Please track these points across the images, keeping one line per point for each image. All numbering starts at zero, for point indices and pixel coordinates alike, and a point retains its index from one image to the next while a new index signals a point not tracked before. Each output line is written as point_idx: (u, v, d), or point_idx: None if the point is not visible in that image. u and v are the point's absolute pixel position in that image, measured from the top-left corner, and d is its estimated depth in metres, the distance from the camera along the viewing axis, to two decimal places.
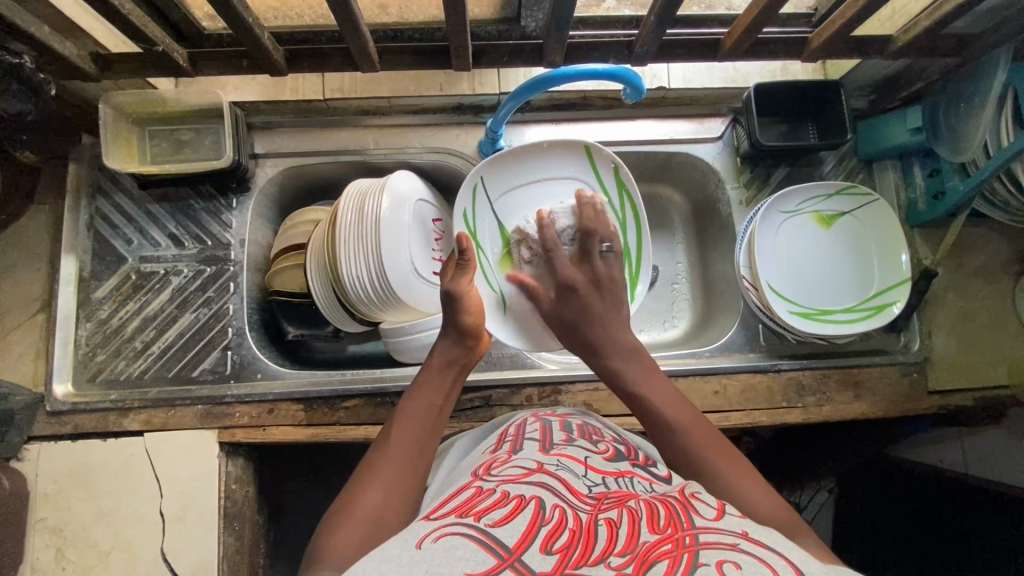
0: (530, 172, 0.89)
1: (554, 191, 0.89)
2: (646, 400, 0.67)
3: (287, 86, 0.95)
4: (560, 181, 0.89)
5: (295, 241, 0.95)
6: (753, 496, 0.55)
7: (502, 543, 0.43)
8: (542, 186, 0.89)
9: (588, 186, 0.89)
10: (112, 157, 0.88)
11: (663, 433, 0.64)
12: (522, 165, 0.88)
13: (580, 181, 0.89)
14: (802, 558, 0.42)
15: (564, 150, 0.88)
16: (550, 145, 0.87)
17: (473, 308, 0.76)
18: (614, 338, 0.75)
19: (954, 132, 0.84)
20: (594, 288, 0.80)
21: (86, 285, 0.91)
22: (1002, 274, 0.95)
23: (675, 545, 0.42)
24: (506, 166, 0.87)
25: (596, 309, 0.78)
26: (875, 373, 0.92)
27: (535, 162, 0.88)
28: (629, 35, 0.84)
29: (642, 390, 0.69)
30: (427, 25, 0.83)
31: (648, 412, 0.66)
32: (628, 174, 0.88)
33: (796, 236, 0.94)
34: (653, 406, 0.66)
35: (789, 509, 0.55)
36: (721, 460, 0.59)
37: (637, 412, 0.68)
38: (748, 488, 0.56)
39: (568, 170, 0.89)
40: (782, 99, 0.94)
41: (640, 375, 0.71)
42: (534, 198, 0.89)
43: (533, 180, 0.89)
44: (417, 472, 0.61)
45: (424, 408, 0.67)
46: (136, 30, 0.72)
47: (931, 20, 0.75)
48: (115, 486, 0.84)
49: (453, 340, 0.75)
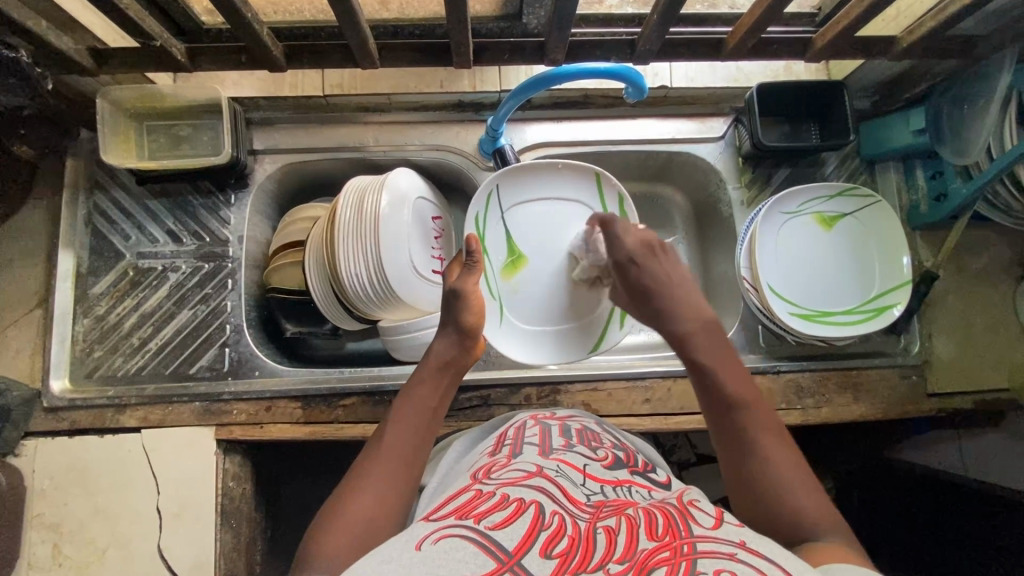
0: (540, 188, 0.89)
1: (565, 213, 0.90)
2: (734, 408, 0.62)
3: (286, 83, 0.97)
4: (572, 204, 0.90)
5: (293, 239, 0.94)
6: (808, 502, 0.54)
7: (502, 546, 0.43)
8: (554, 204, 0.89)
9: (591, 211, 0.90)
10: (110, 153, 0.88)
11: (726, 411, 0.62)
12: (534, 182, 0.88)
13: (586, 207, 0.90)
14: (800, 569, 0.42)
15: (574, 172, 0.88)
16: (564, 167, 0.87)
17: (475, 306, 0.75)
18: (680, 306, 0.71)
19: (958, 135, 0.83)
20: (648, 256, 0.74)
21: (83, 281, 0.91)
22: (1002, 278, 0.95)
23: (673, 554, 0.42)
24: (521, 178, 0.87)
25: (650, 279, 0.73)
26: (874, 376, 0.92)
27: (546, 180, 0.89)
28: (632, 34, 0.83)
29: (714, 365, 0.65)
30: (427, 21, 0.82)
31: (714, 392, 0.64)
32: (632, 207, 0.88)
33: (796, 237, 0.93)
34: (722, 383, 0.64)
35: (836, 513, 0.54)
36: (783, 461, 0.57)
37: (701, 387, 0.65)
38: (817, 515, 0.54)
39: (578, 194, 0.89)
40: (784, 97, 0.93)
41: (714, 351, 0.67)
42: (542, 213, 0.89)
43: (545, 197, 0.89)
44: (411, 475, 0.61)
45: (418, 408, 0.66)
46: (134, 25, 0.72)
47: (936, 21, 0.74)
48: (112, 483, 0.83)
49: (453, 341, 0.73)
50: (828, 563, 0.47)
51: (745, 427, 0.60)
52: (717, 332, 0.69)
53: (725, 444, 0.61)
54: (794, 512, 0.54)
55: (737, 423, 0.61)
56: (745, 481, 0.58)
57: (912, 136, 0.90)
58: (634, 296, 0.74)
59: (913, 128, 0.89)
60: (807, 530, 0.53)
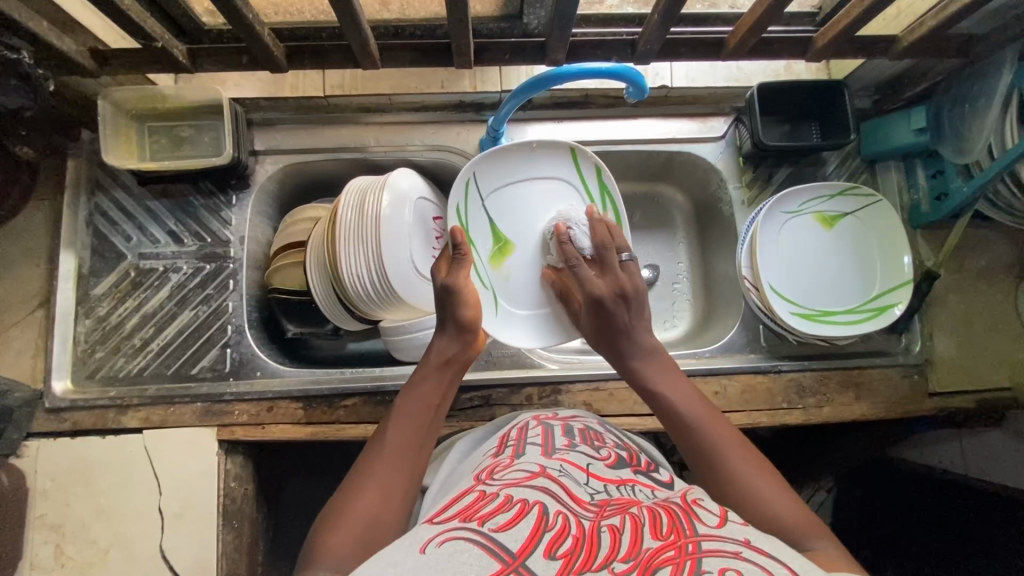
0: (518, 171, 0.89)
1: (543, 192, 0.89)
2: (693, 426, 0.63)
3: (288, 84, 0.97)
4: (548, 181, 0.90)
5: (295, 240, 0.94)
6: (781, 503, 0.56)
7: (506, 548, 0.43)
8: (532, 185, 0.89)
9: (570, 186, 0.90)
10: (112, 154, 0.88)
11: (686, 431, 0.64)
12: (512, 167, 0.88)
13: (564, 182, 0.90)
14: (805, 568, 0.43)
15: (550, 151, 0.89)
16: (539, 146, 0.88)
17: (470, 301, 0.75)
18: (643, 350, 0.72)
19: (959, 134, 0.83)
20: (622, 300, 0.73)
21: (85, 282, 0.91)
22: (1003, 277, 0.95)
23: (678, 553, 0.42)
24: (497, 163, 0.87)
25: (621, 323, 0.73)
26: (875, 375, 0.92)
27: (522, 162, 0.88)
28: (632, 34, 0.83)
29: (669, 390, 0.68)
30: (427, 21, 0.82)
31: (673, 415, 0.65)
32: (611, 179, 0.89)
33: (796, 236, 0.93)
34: (675, 404, 0.66)
35: (811, 511, 0.55)
36: (748, 468, 0.59)
37: (662, 415, 0.67)
38: (790, 518, 0.54)
39: (555, 171, 0.90)
40: (784, 98, 0.93)
41: (672, 382, 0.69)
42: (523, 195, 0.89)
43: (523, 178, 0.89)
44: (415, 474, 0.61)
45: (420, 406, 0.67)
46: (135, 27, 0.72)
47: (936, 21, 0.74)
48: (115, 484, 0.83)
49: (452, 336, 0.73)
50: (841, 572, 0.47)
51: (706, 441, 0.62)
52: (674, 366, 0.72)
53: (692, 460, 0.62)
54: (770, 514, 0.55)
55: (697, 439, 0.62)
56: (717, 489, 0.59)
57: (914, 135, 0.90)
58: (604, 337, 0.75)
59: (914, 126, 0.89)
60: (793, 534, 0.53)
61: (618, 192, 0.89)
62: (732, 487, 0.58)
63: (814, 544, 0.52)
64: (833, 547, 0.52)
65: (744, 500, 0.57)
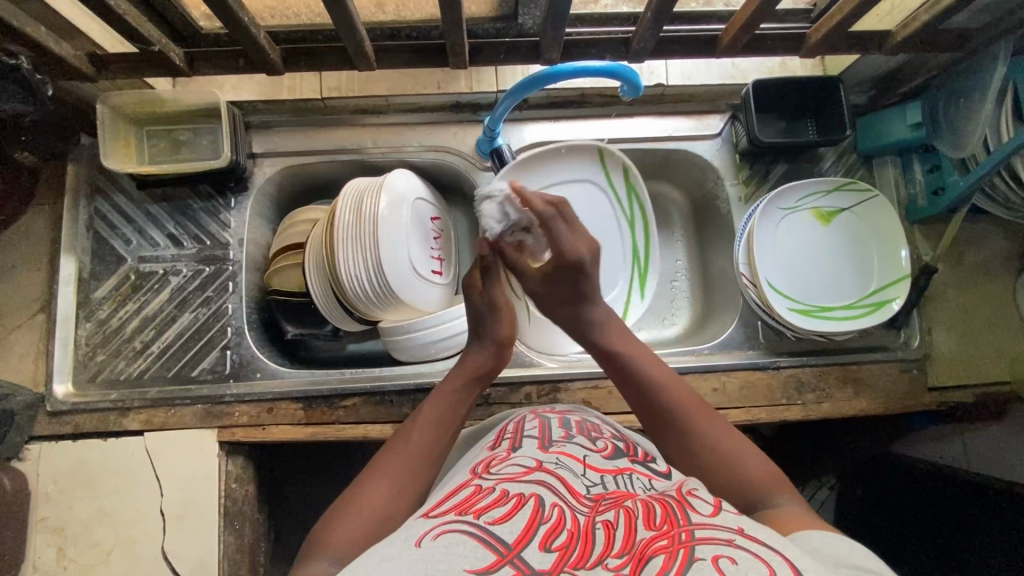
0: (549, 175, 0.92)
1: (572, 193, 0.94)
2: (653, 394, 0.66)
3: (285, 86, 0.94)
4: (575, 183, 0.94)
5: (294, 241, 0.95)
6: (747, 465, 0.58)
7: (502, 539, 0.43)
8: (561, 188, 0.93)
9: (599, 188, 0.94)
10: (111, 157, 0.89)
11: (648, 401, 0.66)
12: (543, 172, 0.92)
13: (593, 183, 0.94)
14: (795, 553, 0.43)
15: (579, 155, 0.92)
16: (567, 149, 0.91)
17: (506, 317, 0.74)
18: (604, 316, 0.74)
19: (953, 128, 0.84)
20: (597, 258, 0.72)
21: (86, 286, 0.91)
22: (1001, 271, 0.95)
23: (671, 542, 0.42)
24: (526, 172, 0.91)
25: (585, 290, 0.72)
26: (875, 370, 0.92)
27: (553, 167, 0.92)
28: (627, 33, 0.83)
29: (628, 356, 0.70)
30: (423, 22, 0.83)
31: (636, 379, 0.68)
32: (637, 177, 0.93)
33: (796, 231, 0.93)
34: (637, 370, 0.68)
35: (778, 474, 0.58)
36: (717, 433, 0.62)
37: (625, 382, 0.69)
38: (758, 479, 0.57)
39: (582, 174, 0.93)
40: (781, 95, 0.93)
41: (622, 340, 0.72)
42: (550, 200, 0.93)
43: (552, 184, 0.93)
44: (429, 474, 0.61)
45: (444, 410, 0.67)
46: (132, 31, 0.72)
47: (929, 15, 0.74)
48: (118, 486, 0.84)
49: (487, 352, 0.73)
50: (799, 529, 0.50)
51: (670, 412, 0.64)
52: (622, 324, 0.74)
53: (655, 431, 0.66)
54: (740, 474, 0.58)
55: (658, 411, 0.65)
56: (687, 456, 0.62)
57: (910, 130, 0.90)
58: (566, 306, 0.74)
59: (910, 122, 0.90)
60: (756, 494, 0.56)
61: (646, 192, 0.94)
62: (700, 447, 0.61)
63: (780, 502, 0.55)
64: (796, 504, 0.55)
65: (720, 464, 0.59)
